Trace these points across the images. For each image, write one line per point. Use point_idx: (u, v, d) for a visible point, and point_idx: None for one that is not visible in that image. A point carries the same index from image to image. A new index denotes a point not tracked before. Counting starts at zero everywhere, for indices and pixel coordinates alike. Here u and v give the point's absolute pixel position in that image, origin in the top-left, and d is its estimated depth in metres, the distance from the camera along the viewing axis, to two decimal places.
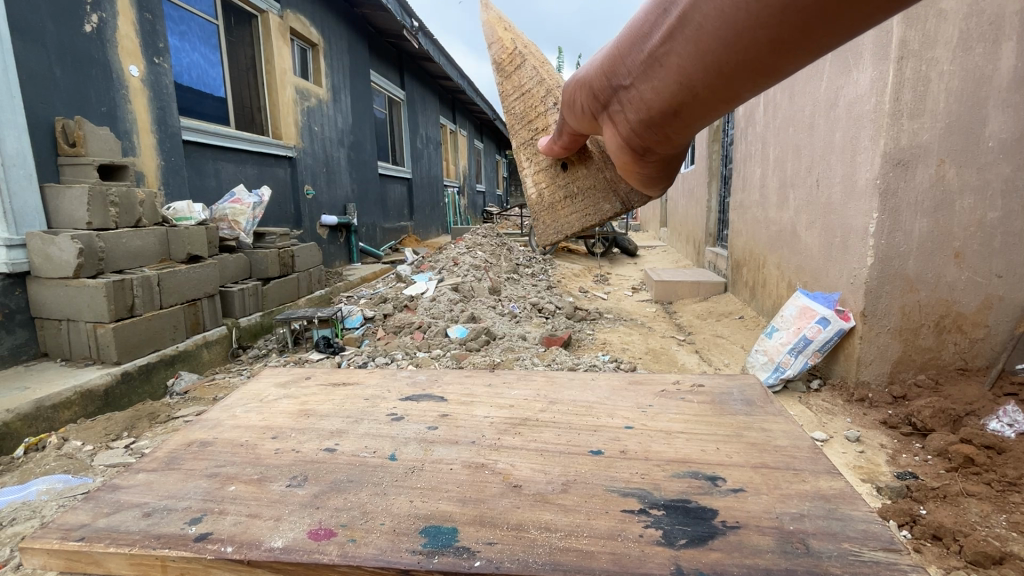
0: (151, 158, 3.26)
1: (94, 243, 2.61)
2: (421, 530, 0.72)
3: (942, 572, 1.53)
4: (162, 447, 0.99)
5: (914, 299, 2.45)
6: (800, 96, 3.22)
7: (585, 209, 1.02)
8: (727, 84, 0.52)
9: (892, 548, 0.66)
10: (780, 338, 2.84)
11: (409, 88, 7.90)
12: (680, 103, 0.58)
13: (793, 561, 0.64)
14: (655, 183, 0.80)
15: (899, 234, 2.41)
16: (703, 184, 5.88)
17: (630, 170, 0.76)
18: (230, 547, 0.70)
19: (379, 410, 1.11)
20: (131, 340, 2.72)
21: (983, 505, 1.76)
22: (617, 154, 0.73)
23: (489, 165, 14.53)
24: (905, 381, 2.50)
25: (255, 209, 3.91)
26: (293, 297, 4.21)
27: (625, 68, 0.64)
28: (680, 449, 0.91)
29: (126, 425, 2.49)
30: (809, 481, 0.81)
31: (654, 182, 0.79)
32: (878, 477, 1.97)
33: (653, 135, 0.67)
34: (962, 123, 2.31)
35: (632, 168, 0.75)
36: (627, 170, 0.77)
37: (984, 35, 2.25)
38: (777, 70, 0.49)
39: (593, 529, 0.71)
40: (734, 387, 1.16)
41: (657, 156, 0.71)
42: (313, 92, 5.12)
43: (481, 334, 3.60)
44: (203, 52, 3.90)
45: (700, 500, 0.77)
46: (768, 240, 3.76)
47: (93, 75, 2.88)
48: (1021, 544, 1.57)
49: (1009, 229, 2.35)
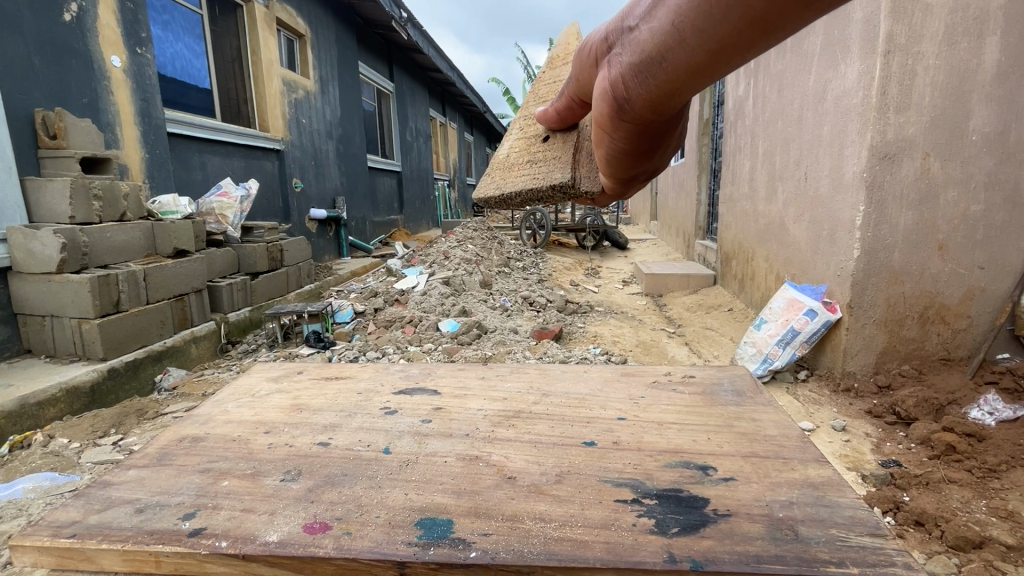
0: (134, 150, 3.20)
1: (77, 237, 2.56)
2: (416, 522, 0.73)
3: (923, 557, 1.57)
4: (152, 443, 0.98)
5: (899, 291, 2.50)
6: (788, 90, 3.24)
7: (540, 176, 1.17)
8: (716, 33, 0.56)
9: (878, 533, 0.68)
10: (769, 330, 2.88)
11: (399, 80, 7.82)
12: (666, 48, 0.62)
13: (783, 547, 0.66)
14: (621, 158, 0.82)
15: (884, 226, 2.44)
16: (693, 178, 5.91)
17: (604, 128, 0.79)
18: (224, 542, 0.70)
19: (372, 404, 1.11)
20: (117, 336, 2.68)
21: (964, 491, 1.81)
22: (599, 106, 0.76)
23: (480, 158, 14.43)
24: (890, 371, 2.55)
25: (243, 202, 3.82)
26: (282, 292, 4.18)
27: (639, 13, 0.69)
28: (671, 439, 0.92)
29: (113, 422, 2.46)
30: (799, 470, 0.82)
31: (620, 155, 0.82)
32: (863, 465, 2.02)
33: (636, 86, 0.69)
34: (948, 117, 2.34)
35: (607, 127, 0.78)
36: (602, 127, 0.79)
37: (970, 29, 2.28)
38: (761, 27, 0.53)
39: (587, 519, 0.72)
40: (725, 378, 1.18)
41: (632, 116, 0.73)
42: (300, 84, 5.06)
43: (473, 327, 3.61)
44: (187, 42, 3.83)
45: (692, 489, 0.78)
46: (756, 233, 3.80)
47: (73, 65, 2.81)
48: (999, 528, 1.62)
49: (992, 221, 2.39)
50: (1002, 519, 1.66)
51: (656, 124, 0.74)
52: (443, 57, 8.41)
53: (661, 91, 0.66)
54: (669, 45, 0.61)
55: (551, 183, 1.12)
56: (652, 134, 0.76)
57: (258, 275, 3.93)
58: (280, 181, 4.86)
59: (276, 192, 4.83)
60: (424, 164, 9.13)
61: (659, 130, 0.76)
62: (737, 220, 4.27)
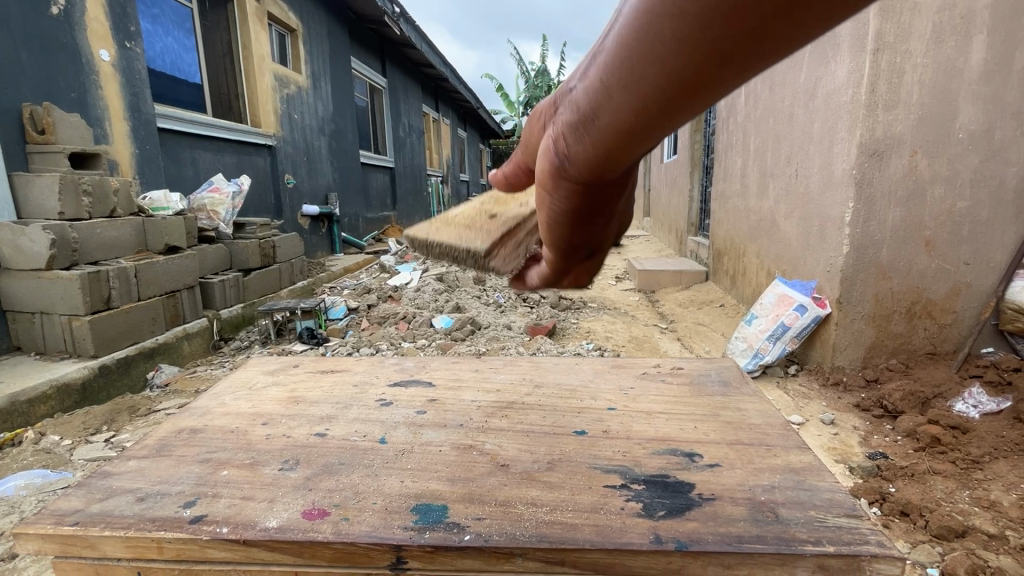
0: (124, 146, 3.18)
1: (67, 233, 2.54)
2: (412, 508, 0.75)
3: (907, 546, 1.61)
4: (150, 435, 0.99)
5: (887, 286, 2.55)
6: (779, 87, 3.28)
7: None
8: (666, 71, 0.38)
9: (854, 514, 0.71)
10: (759, 326, 2.93)
11: (391, 76, 7.79)
12: (601, 99, 0.44)
13: (764, 528, 0.69)
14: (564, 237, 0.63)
15: (872, 223, 2.49)
16: (685, 174, 5.95)
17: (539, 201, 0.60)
18: (225, 528, 0.72)
19: (368, 396, 1.13)
20: (107, 333, 2.67)
21: (948, 482, 1.86)
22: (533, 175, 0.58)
23: (473, 154, 14.41)
24: (878, 365, 2.60)
25: (234, 199, 3.84)
26: (275, 288, 4.17)
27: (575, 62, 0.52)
28: (659, 428, 0.95)
29: (104, 419, 2.45)
30: (781, 456, 0.85)
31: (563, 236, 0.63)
32: (850, 458, 2.07)
33: (573, 148, 0.51)
34: (934, 115, 2.38)
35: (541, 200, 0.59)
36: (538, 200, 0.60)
37: (956, 29, 2.32)
38: (728, 62, 0.35)
39: (578, 504, 0.75)
40: (713, 369, 1.21)
41: (572, 185, 0.55)
42: (292, 79, 5.03)
43: (467, 323, 3.64)
44: (176, 37, 3.82)
45: (678, 475, 0.81)
46: (747, 229, 3.84)
47: (61, 60, 2.79)
48: (981, 518, 1.66)
49: (976, 217, 2.44)
50: (982, 509, 1.71)
51: (605, 198, 0.56)
52: (436, 53, 8.39)
53: (599, 153, 0.48)
54: (604, 93, 0.44)
55: (468, 246, 0.86)
56: (600, 211, 0.58)
57: (251, 272, 3.92)
58: (272, 177, 4.84)
59: (268, 188, 4.81)
60: (418, 160, 9.12)
61: (609, 204, 0.57)
62: (729, 216, 4.32)
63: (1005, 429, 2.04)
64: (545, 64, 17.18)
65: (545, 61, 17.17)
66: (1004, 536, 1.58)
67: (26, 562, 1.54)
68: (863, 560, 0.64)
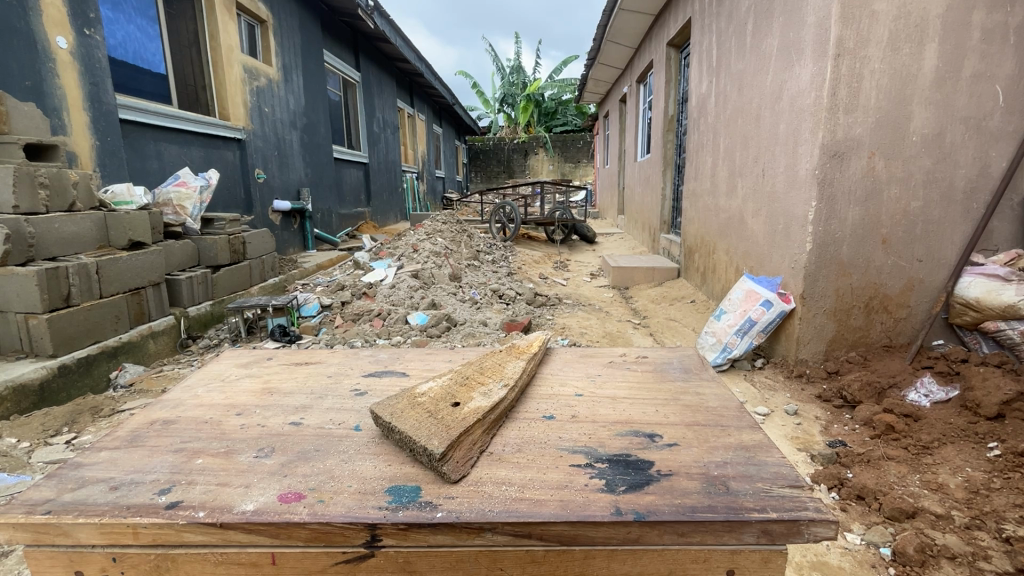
0: (83, 137, 3.08)
1: (22, 227, 2.46)
2: (386, 489, 0.78)
3: (863, 529, 1.72)
4: (122, 427, 0.99)
5: (847, 281, 2.67)
6: (747, 88, 3.38)
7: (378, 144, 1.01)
8: None
9: (796, 485, 0.78)
10: (728, 320, 3.01)
11: (365, 69, 7.67)
12: None
13: (714, 498, 0.75)
14: None
15: (834, 221, 2.60)
16: (658, 172, 6.05)
17: None
18: (201, 512, 0.74)
19: (342, 386, 1.16)
20: (67, 332, 2.59)
21: (901, 466, 1.97)
22: None
23: (450, 151, 14.33)
24: (838, 358, 2.73)
25: (203, 193, 3.69)
26: (245, 285, 4.09)
27: None
28: (622, 411, 1.01)
29: (66, 420, 2.39)
30: (734, 435, 0.92)
31: None
32: (812, 446, 2.18)
33: None
34: (892, 118, 2.51)
35: None
36: None
37: (912, 36, 2.44)
38: None
39: (546, 481, 0.79)
40: (675, 356, 1.29)
41: None
42: (262, 71, 4.92)
43: (442, 320, 3.66)
44: (139, 25, 3.72)
45: (639, 454, 0.86)
46: (717, 226, 3.96)
47: (14, 45, 2.68)
48: (930, 499, 1.77)
49: (929, 216, 2.60)
50: (933, 490, 1.82)
51: None
52: (410, 47, 8.30)
53: None
54: None
55: (424, 442, 0.83)
56: None
57: (220, 268, 3.82)
58: (241, 171, 4.73)
59: (237, 182, 4.70)
60: (392, 155, 9.02)
61: None
62: (700, 214, 4.42)
63: (954, 415, 2.17)
64: (520, 61, 17.10)
65: (520, 58, 17.10)
66: (950, 516, 1.69)
67: (8, 547, 1.54)
68: (802, 524, 0.71)
